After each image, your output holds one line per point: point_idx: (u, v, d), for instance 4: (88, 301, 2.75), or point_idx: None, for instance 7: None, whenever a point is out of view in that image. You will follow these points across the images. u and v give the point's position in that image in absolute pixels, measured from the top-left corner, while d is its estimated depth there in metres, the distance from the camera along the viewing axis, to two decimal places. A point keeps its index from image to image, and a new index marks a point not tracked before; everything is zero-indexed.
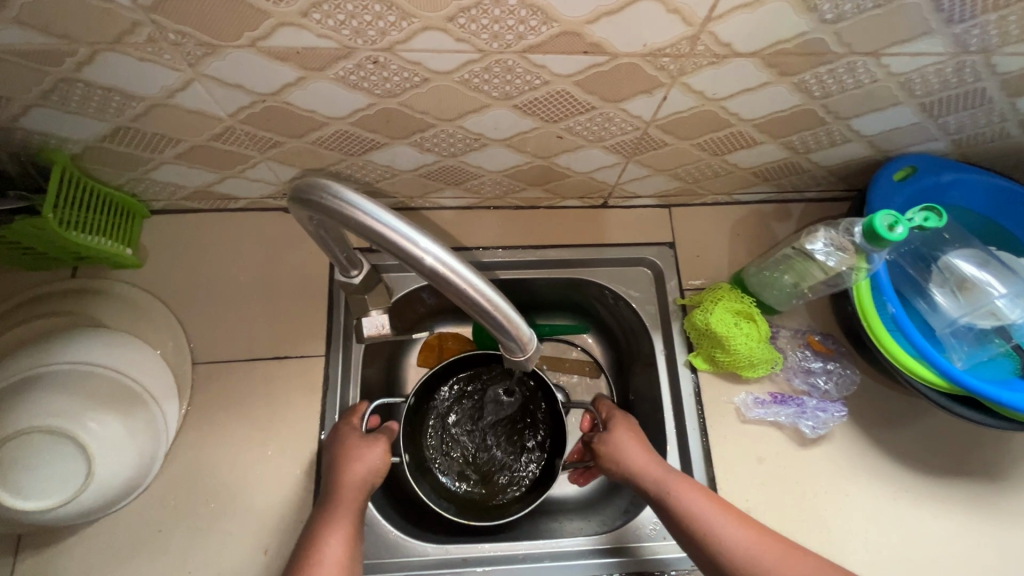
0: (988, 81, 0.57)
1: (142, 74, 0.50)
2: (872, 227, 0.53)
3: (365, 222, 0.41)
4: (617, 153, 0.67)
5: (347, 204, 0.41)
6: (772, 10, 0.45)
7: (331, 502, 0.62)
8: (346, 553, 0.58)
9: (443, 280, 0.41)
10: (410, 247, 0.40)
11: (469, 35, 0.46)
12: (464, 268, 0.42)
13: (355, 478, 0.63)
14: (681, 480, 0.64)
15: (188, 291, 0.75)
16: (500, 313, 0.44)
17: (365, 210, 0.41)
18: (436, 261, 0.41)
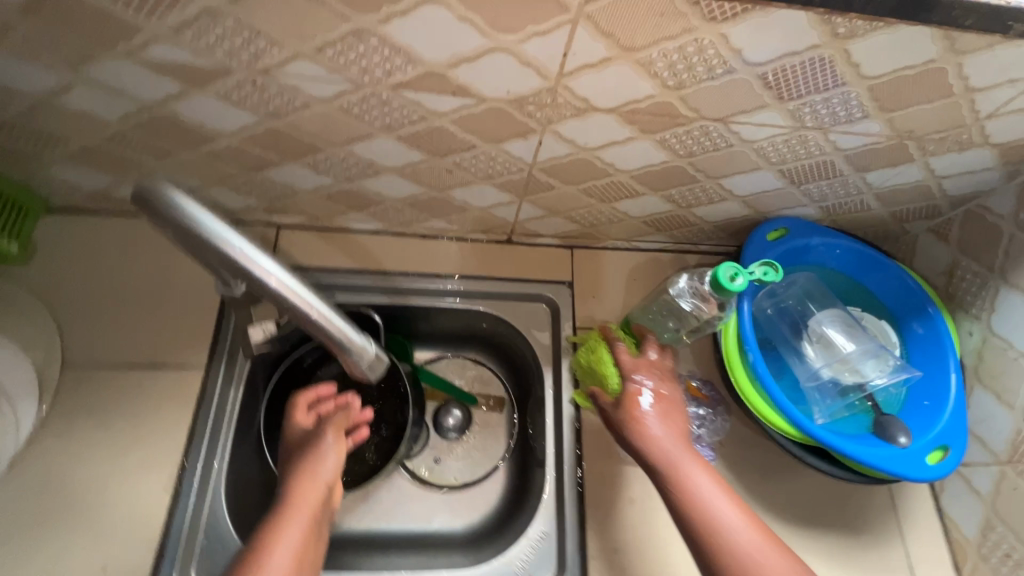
0: (833, 155, 0.63)
1: (22, 73, 0.52)
2: (716, 278, 0.57)
3: (204, 236, 0.40)
4: (509, 192, 0.71)
5: (185, 213, 0.40)
6: (617, 73, 0.50)
7: (280, 510, 0.61)
8: (295, 557, 0.57)
9: (286, 300, 0.44)
10: (248, 264, 0.41)
11: (339, 66, 0.49)
12: (306, 289, 0.45)
13: (307, 477, 0.64)
14: (686, 457, 0.63)
15: (73, 291, 0.73)
16: (344, 337, 0.48)
17: (208, 225, 0.40)
18: (278, 282, 0.43)
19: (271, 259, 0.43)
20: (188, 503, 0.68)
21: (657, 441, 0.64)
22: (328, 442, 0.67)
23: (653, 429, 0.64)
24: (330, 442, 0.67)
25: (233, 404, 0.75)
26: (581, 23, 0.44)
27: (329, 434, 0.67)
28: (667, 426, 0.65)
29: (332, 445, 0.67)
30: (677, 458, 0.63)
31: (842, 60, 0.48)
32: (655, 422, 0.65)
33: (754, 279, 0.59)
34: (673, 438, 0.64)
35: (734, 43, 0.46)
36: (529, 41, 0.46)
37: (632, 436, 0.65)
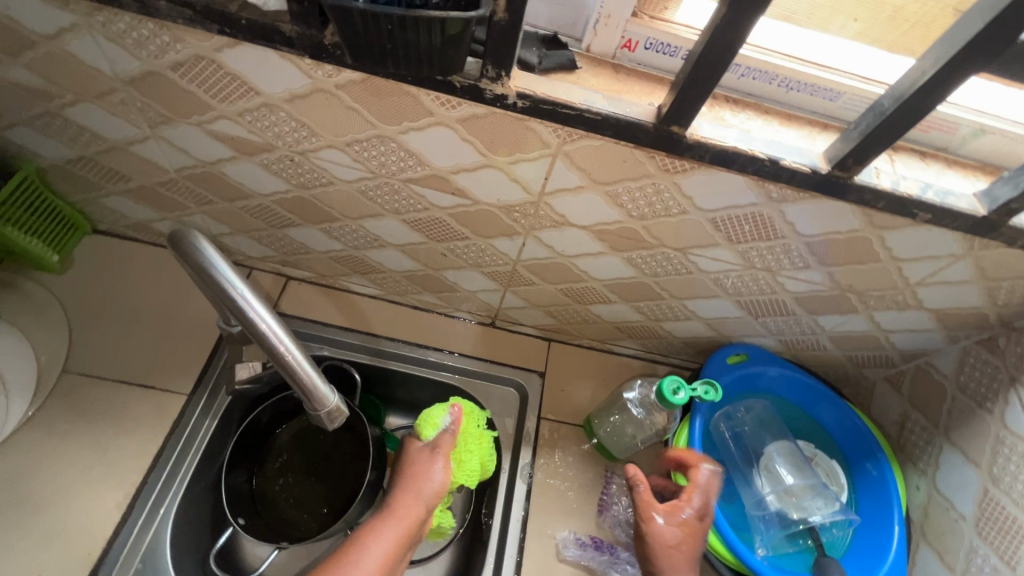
0: (784, 295, 0.70)
1: (111, 124, 0.63)
2: (661, 389, 0.65)
3: (218, 278, 0.47)
4: (495, 281, 0.79)
5: (206, 258, 0.47)
6: (589, 199, 0.59)
7: (384, 512, 0.70)
8: (386, 559, 0.66)
9: (269, 343, 0.49)
10: (244, 305, 0.48)
11: (363, 159, 0.60)
12: (289, 337, 0.50)
13: (411, 491, 0.72)
14: None
15: (92, 305, 0.81)
16: (313, 385, 0.53)
17: (222, 271, 0.47)
18: (267, 326, 0.49)
19: (267, 306, 0.49)
20: (134, 523, 0.69)
21: (659, 543, 0.64)
22: (439, 459, 0.75)
23: (662, 539, 0.64)
24: (437, 464, 0.74)
25: (203, 437, 0.78)
26: (559, 157, 0.54)
27: (439, 454, 0.75)
28: (673, 539, 0.64)
29: (439, 468, 0.74)
30: (678, 565, 0.63)
31: (779, 218, 0.57)
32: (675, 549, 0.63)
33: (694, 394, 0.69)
34: (677, 552, 0.63)
35: (686, 190, 0.56)
36: (517, 164, 0.56)
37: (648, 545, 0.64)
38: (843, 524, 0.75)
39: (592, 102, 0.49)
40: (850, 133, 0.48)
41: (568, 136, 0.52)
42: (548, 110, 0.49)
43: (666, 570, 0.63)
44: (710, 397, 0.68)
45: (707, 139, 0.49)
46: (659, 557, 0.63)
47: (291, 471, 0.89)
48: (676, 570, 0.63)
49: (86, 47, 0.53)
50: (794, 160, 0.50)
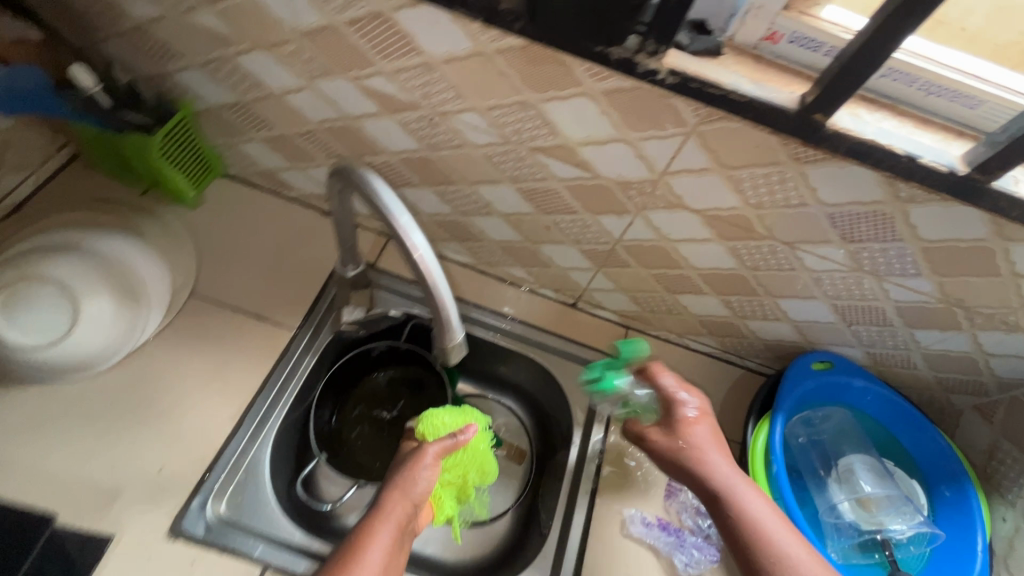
0: (885, 303, 0.70)
1: (275, 73, 0.70)
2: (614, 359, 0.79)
3: (382, 208, 0.51)
4: (590, 260, 0.82)
5: (373, 188, 0.52)
6: (709, 182, 0.62)
7: (376, 510, 0.67)
8: (387, 557, 0.63)
9: (422, 273, 0.51)
10: (401, 227, 0.50)
11: (499, 124, 0.65)
12: (436, 264, 0.51)
13: (398, 490, 0.69)
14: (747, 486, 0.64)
15: (217, 239, 0.89)
16: (449, 322, 0.53)
17: (385, 197, 0.52)
18: (417, 247, 0.50)
19: (421, 235, 0.51)
20: (242, 436, 0.76)
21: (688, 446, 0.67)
22: (429, 454, 0.74)
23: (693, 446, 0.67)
24: (426, 463, 0.73)
25: (304, 371, 0.84)
26: (692, 137, 0.57)
27: (428, 455, 0.74)
28: (702, 439, 0.68)
29: (428, 466, 0.73)
30: (702, 442, 0.67)
31: (901, 219, 0.58)
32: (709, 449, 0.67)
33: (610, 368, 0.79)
34: (694, 428, 0.68)
35: (811, 181, 0.57)
36: (648, 141, 0.59)
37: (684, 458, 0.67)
38: (921, 542, 0.74)
39: (739, 84, 0.51)
40: (995, 138, 0.49)
41: (707, 115, 0.54)
42: (696, 88, 0.52)
43: (696, 450, 0.67)
44: None
45: (846, 131, 0.51)
46: (682, 442, 0.68)
47: (370, 419, 0.94)
48: (703, 448, 0.67)
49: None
50: (932, 159, 0.52)
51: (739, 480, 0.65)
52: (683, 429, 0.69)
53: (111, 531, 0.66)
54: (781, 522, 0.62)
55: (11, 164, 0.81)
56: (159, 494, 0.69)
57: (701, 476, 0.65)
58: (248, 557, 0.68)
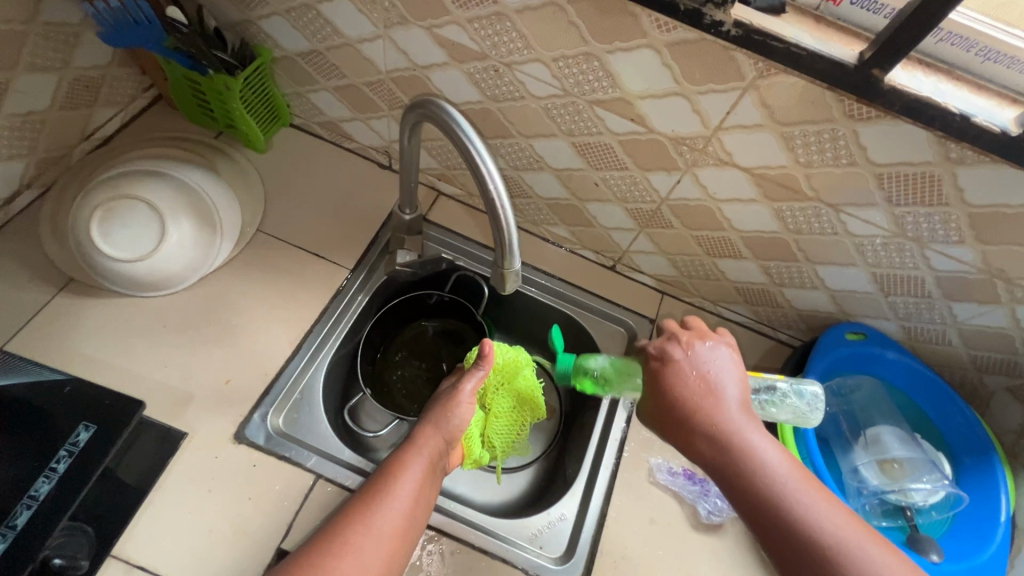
0: (924, 273, 0.72)
1: (354, 21, 0.75)
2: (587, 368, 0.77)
3: (458, 135, 0.55)
4: (634, 219, 0.86)
5: (448, 116, 0.56)
6: (761, 139, 0.64)
7: (409, 446, 0.71)
8: (418, 487, 0.67)
9: (492, 201, 0.55)
10: (474, 153, 0.54)
11: (562, 76, 0.68)
12: (503, 189, 0.55)
13: (433, 424, 0.74)
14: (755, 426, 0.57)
15: (282, 182, 0.95)
16: (511, 251, 0.57)
17: (459, 124, 0.55)
18: (488, 171, 0.54)
19: (492, 162, 0.55)
20: (299, 361, 0.81)
21: (695, 377, 0.61)
22: (464, 392, 0.77)
23: (697, 374, 0.61)
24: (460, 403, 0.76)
25: (355, 308, 0.89)
26: (749, 92, 0.60)
27: (462, 394, 0.76)
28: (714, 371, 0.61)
29: (462, 406, 0.76)
30: (717, 383, 0.60)
31: (949, 182, 0.60)
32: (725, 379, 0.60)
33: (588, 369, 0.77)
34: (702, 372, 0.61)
35: (862, 139, 0.60)
36: (706, 95, 0.62)
37: (695, 388, 0.60)
38: (944, 508, 0.76)
39: (800, 38, 0.54)
40: None
41: (766, 70, 0.57)
42: (758, 41, 0.55)
43: (707, 396, 0.59)
44: None
45: (902, 87, 0.54)
46: (688, 384, 0.60)
47: (411, 363, 1.00)
48: (717, 395, 0.59)
49: None
50: (985, 119, 0.53)
51: (755, 429, 0.57)
52: (692, 372, 0.61)
53: (184, 431, 0.72)
54: (801, 476, 0.54)
55: (105, 99, 0.89)
56: (225, 402, 0.75)
57: (707, 408, 0.58)
58: (302, 466, 0.73)
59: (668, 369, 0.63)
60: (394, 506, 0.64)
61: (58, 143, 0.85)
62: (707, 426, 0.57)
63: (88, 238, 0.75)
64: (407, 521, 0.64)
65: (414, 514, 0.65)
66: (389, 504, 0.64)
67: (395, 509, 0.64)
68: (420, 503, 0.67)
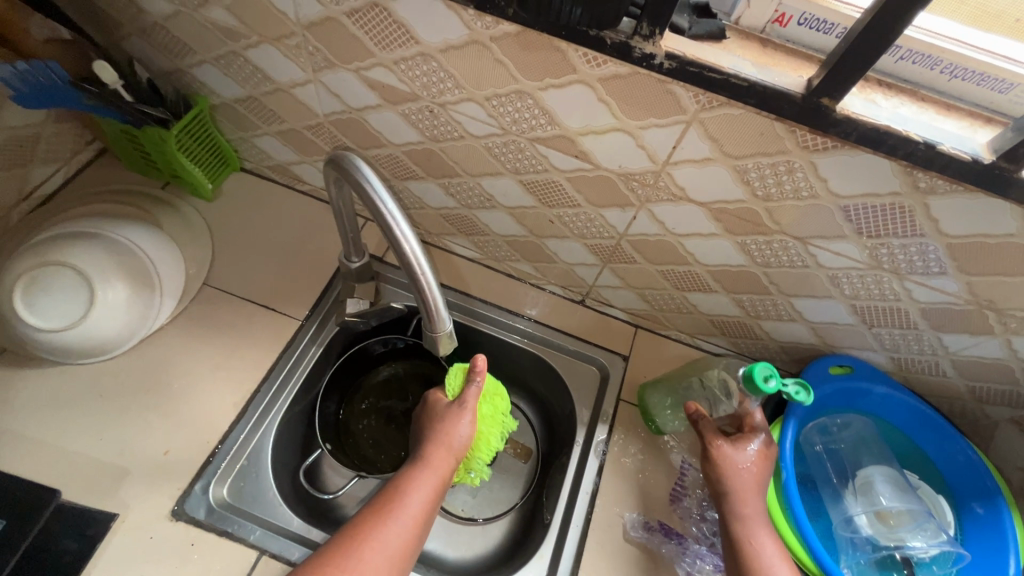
0: (907, 304, 0.66)
1: (282, 66, 0.72)
2: (751, 373, 0.64)
3: (371, 195, 0.52)
4: (596, 255, 0.80)
5: (361, 176, 0.53)
6: (713, 172, 0.59)
7: (418, 464, 0.68)
8: (425, 509, 0.65)
9: (410, 265, 0.52)
10: (385, 212, 0.51)
11: (498, 115, 0.64)
12: (419, 248, 0.52)
13: (443, 444, 0.69)
14: (765, 526, 0.65)
15: (231, 231, 0.91)
16: (437, 312, 0.55)
17: (372, 183, 0.53)
18: (402, 234, 0.51)
19: (408, 225, 0.52)
20: (246, 423, 0.77)
21: (736, 466, 0.66)
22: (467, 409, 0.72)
23: (735, 464, 0.66)
24: (464, 416, 0.72)
25: (308, 362, 0.86)
26: (694, 125, 0.55)
27: (467, 408, 0.72)
28: (755, 465, 0.66)
29: (466, 422, 0.71)
30: (754, 480, 0.66)
31: (921, 212, 0.54)
32: (754, 474, 0.66)
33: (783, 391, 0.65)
34: (753, 470, 0.66)
35: (822, 172, 0.54)
36: (648, 130, 0.57)
37: (732, 477, 0.66)
38: (945, 562, 0.69)
39: (740, 68, 0.49)
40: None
41: (709, 102, 0.52)
42: (694, 73, 0.49)
43: (743, 490, 0.65)
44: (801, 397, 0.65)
45: (858, 116, 0.48)
46: (733, 471, 0.66)
47: (375, 412, 0.95)
48: (754, 489, 0.65)
49: None
50: (953, 147, 0.48)
51: (765, 531, 0.64)
52: (742, 464, 0.66)
53: (117, 511, 0.68)
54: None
55: (41, 157, 0.86)
56: (163, 476, 0.71)
57: (731, 498, 0.65)
58: (244, 541, 0.69)
59: (724, 448, 0.67)
60: (400, 528, 0.62)
61: None
62: (733, 509, 0.65)
63: (12, 310, 0.71)
64: (412, 545, 0.62)
65: (419, 537, 0.64)
66: (396, 525, 0.62)
67: (403, 531, 0.62)
68: (426, 525, 0.65)
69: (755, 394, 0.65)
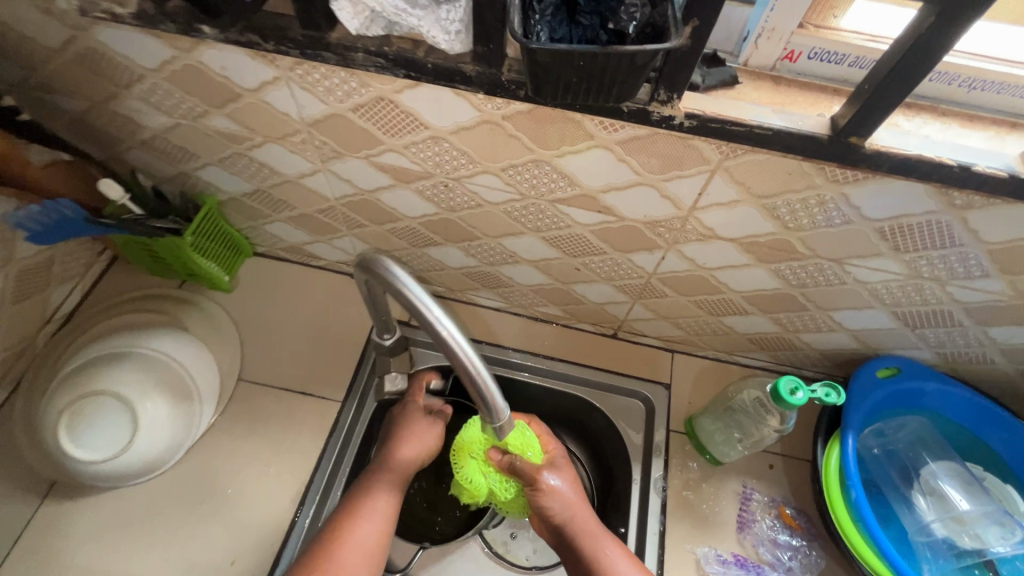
0: (952, 306, 0.65)
1: (289, 161, 0.71)
2: (776, 388, 0.61)
3: (410, 299, 0.51)
4: (625, 293, 0.80)
5: (399, 282, 0.51)
6: (742, 212, 0.59)
7: (384, 469, 0.75)
8: (389, 513, 0.73)
9: (451, 349, 0.50)
10: (431, 318, 0.50)
11: (515, 182, 0.63)
12: (468, 344, 0.51)
13: (409, 449, 0.77)
14: (609, 539, 0.71)
15: (256, 319, 0.91)
16: (495, 405, 0.54)
17: (409, 286, 0.51)
18: (446, 331, 0.50)
19: (452, 321, 0.51)
20: (305, 519, 0.76)
21: (557, 492, 0.72)
22: (429, 423, 0.80)
23: (559, 494, 0.72)
24: (432, 428, 0.80)
25: (355, 443, 0.84)
26: (718, 173, 0.54)
27: (435, 421, 0.80)
28: (565, 490, 0.73)
29: (432, 432, 0.79)
30: (575, 504, 0.72)
31: (960, 226, 0.54)
32: (562, 495, 0.72)
33: (813, 398, 0.61)
34: (570, 490, 0.73)
35: (854, 200, 0.54)
36: (672, 181, 0.57)
37: (547, 500, 0.72)
38: None
39: (763, 117, 0.48)
40: None
41: (732, 151, 0.52)
42: (716, 128, 0.49)
43: (574, 508, 0.72)
44: (832, 400, 0.60)
45: (887, 148, 0.47)
46: (553, 497, 0.72)
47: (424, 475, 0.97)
48: (568, 506, 0.72)
49: (282, 97, 0.61)
50: (988, 165, 0.47)
51: (607, 540, 0.71)
52: (558, 493, 0.72)
53: None
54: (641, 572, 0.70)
55: (58, 278, 0.85)
56: None
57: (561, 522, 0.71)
58: None
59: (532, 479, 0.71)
60: (370, 526, 0.71)
61: (18, 337, 0.81)
62: (577, 531, 0.71)
63: (58, 447, 0.71)
64: (375, 552, 0.70)
65: (386, 536, 0.72)
66: (364, 525, 0.70)
67: (370, 529, 0.70)
68: (391, 526, 0.73)
69: (785, 407, 0.62)
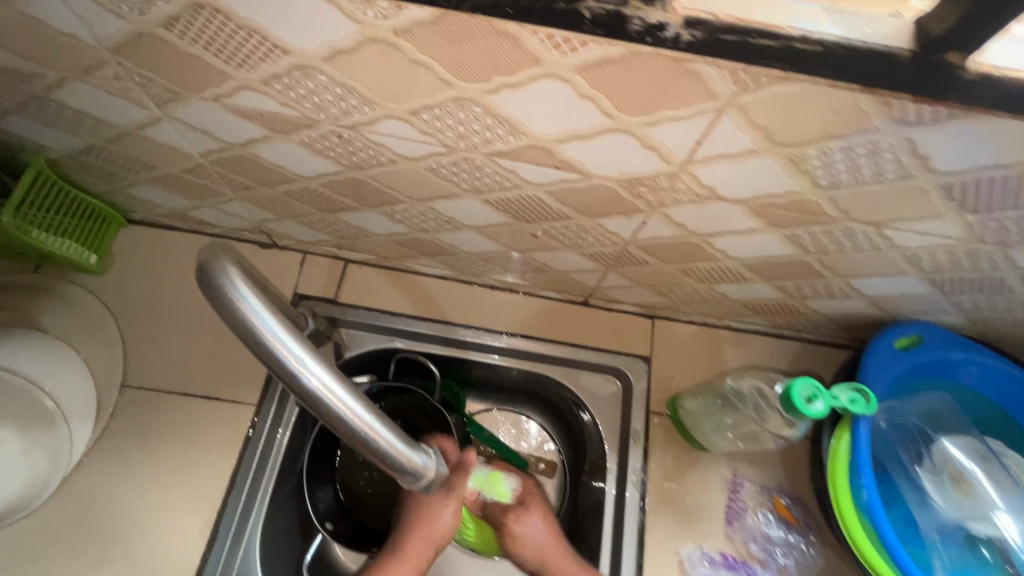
0: (1007, 272, 0.51)
1: (113, 106, 0.50)
2: (790, 394, 0.50)
3: (259, 334, 0.34)
4: (596, 261, 0.63)
5: (244, 307, 0.34)
6: (756, 165, 0.41)
7: (394, 556, 0.62)
8: None
9: (325, 407, 0.35)
10: (291, 364, 0.34)
11: (434, 130, 0.44)
12: (352, 398, 0.36)
13: (422, 534, 0.63)
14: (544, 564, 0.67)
15: (137, 307, 0.72)
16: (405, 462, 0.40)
17: (257, 316, 0.34)
18: (318, 385, 0.34)
19: (323, 365, 0.35)
20: (219, 550, 0.64)
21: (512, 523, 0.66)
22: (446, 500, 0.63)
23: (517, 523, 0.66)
24: (448, 506, 0.63)
25: (279, 449, 0.70)
26: (728, 112, 0.36)
27: (451, 497, 0.63)
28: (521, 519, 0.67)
29: (451, 509, 0.64)
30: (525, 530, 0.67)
31: None
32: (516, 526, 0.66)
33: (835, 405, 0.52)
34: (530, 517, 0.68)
35: (920, 147, 0.37)
36: (658, 126, 0.39)
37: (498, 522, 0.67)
38: None
39: (808, 23, 0.30)
40: None
41: (753, 80, 0.33)
42: (733, 44, 0.30)
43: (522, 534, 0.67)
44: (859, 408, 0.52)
45: (1006, 71, 0.30)
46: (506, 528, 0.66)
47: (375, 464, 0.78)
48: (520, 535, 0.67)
49: (49, 6, 0.38)
50: None
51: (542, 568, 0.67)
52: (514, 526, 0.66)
53: None
54: None
55: None
56: None
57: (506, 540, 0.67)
58: None
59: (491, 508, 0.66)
60: None
61: None
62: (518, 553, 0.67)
63: None
64: None
65: None
66: None
67: None
68: None
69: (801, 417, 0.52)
